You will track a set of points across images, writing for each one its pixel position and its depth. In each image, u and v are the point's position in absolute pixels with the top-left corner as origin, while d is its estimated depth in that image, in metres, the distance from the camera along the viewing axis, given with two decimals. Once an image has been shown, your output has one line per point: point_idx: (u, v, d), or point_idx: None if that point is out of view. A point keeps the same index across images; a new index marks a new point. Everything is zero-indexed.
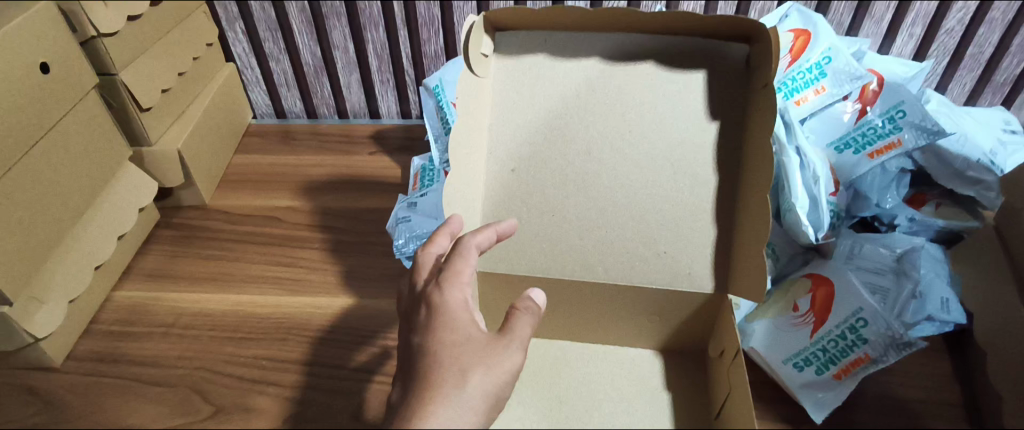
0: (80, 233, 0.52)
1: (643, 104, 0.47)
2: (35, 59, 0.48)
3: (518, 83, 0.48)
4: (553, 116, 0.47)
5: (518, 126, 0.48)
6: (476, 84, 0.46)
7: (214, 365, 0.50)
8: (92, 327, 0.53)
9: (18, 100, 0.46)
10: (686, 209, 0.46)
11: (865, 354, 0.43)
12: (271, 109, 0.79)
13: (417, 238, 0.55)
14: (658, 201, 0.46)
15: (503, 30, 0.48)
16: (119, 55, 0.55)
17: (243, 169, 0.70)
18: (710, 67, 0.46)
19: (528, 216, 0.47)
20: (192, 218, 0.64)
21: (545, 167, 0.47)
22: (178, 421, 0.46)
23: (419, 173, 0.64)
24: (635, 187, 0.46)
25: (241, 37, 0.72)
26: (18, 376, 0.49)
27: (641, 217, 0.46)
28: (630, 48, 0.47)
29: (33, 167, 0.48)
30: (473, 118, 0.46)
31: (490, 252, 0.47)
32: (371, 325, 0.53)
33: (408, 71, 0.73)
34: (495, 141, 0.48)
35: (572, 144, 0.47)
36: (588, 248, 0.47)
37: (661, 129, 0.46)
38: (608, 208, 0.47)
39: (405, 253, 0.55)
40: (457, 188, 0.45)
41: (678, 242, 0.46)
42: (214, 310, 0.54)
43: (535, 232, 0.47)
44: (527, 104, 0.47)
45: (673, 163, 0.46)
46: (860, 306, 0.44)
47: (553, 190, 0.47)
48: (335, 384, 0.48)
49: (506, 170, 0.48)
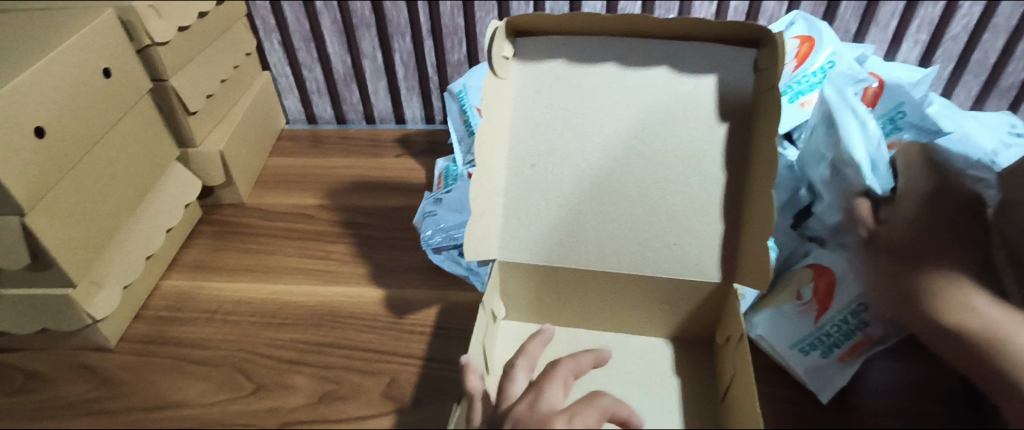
0: (133, 225, 0.57)
1: (656, 104, 0.50)
2: (99, 64, 0.53)
3: (538, 86, 0.51)
4: (570, 116, 0.51)
5: (537, 124, 0.51)
6: (499, 85, 0.50)
7: (255, 347, 0.54)
8: (142, 312, 0.57)
9: (85, 102, 0.51)
10: (694, 203, 0.49)
11: (866, 337, 0.47)
12: (303, 115, 0.83)
13: (443, 230, 0.59)
14: (669, 195, 0.49)
15: (524, 35, 0.52)
16: (171, 63, 0.60)
17: (278, 171, 0.75)
18: (720, 70, 0.49)
19: (547, 209, 0.51)
20: (231, 215, 0.69)
21: (561, 163, 0.51)
22: (223, 396, 0.50)
23: (443, 174, 0.67)
24: (648, 182, 0.50)
25: (277, 47, 0.77)
26: (77, 355, 0.54)
27: (653, 210, 0.49)
28: (644, 52, 0.50)
29: (96, 162, 0.52)
30: (497, 117, 0.50)
31: (512, 242, 0.51)
32: (399, 313, 0.56)
33: (433, 78, 0.77)
34: (515, 139, 0.51)
35: (586, 142, 0.51)
36: (602, 239, 0.50)
37: (673, 127, 0.50)
38: (621, 202, 0.50)
39: (433, 244, 0.59)
40: (482, 181, 0.49)
41: (687, 234, 0.49)
42: (254, 298, 0.58)
43: (554, 224, 0.51)
44: (546, 104, 0.51)
45: (683, 160, 0.49)
46: (860, 292, 0.47)
47: (567, 184, 0.51)
48: (367, 365, 0.52)
49: (525, 165, 0.51)
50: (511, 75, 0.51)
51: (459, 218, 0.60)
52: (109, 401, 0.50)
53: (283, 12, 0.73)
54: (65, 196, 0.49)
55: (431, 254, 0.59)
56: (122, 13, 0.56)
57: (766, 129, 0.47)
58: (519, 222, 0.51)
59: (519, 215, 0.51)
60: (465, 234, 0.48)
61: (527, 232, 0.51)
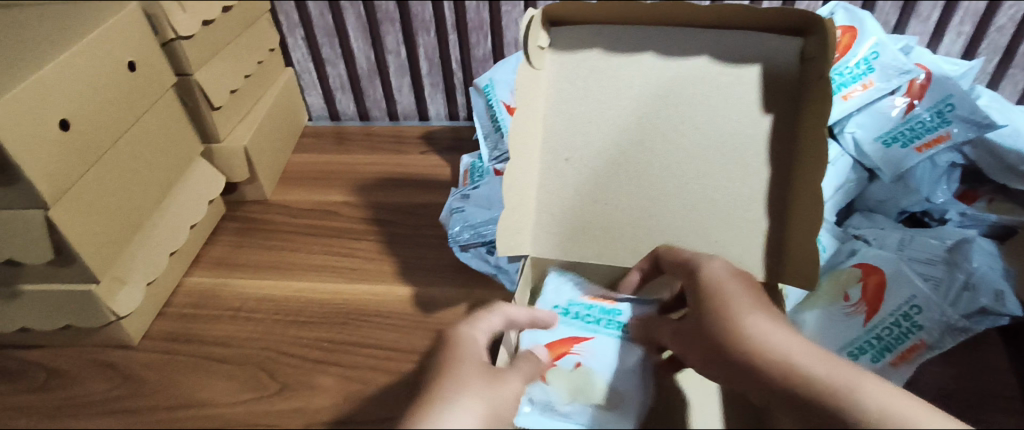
0: (157, 221, 0.56)
1: (698, 98, 0.48)
2: (124, 57, 0.52)
3: (573, 76, 0.50)
4: (606, 109, 0.49)
5: (572, 117, 0.49)
6: (532, 76, 0.48)
7: (279, 346, 0.53)
8: (166, 309, 0.57)
9: (110, 94, 0.50)
10: (736, 199, 0.47)
11: (922, 340, 0.44)
12: (325, 112, 0.82)
13: (470, 227, 0.57)
14: (709, 191, 0.48)
15: (559, 24, 0.50)
16: (194, 57, 0.59)
17: (301, 168, 0.74)
18: (765, 61, 0.47)
19: (580, 204, 0.50)
20: (254, 212, 0.68)
21: (598, 157, 0.49)
22: (247, 396, 0.49)
23: (470, 170, 0.65)
24: (687, 178, 0.48)
25: (300, 43, 0.76)
26: (99, 353, 0.53)
27: (692, 208, 0.48)
28: (685, 42, 0.48)
29: (119, 157, 0.52)
30: (530, 110, 0.48)
31: (552, 239, 0.50)
32: (426, 312, 0.55)
33: (457, 74, 0.75)
34: (549, 132, 0.50)
35: (621, 135, 0.49)
36: (641, 238, 0.49)
37: (714, 121, 0.48)
38: (659, 198, 0.49)
39: (459, 240, 0.56)
40: (515, 176, 0.47)
41: (730, 231, 0.47)
42: (277, 296, 0.57)
43: (588, 220, 0.49)
44: (582, 96, 0.49)
45: (725, 155, 0.48)
46: (912, 294, 0.45)
47: (603, 179, 0.49)
48: (394, 365, 0.50)
49: (559, 159, 0.50)
50: (543, 65, 0.49)
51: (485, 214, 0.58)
52: (131, 400, 0.49)
53: (306, 8, 0.72)
54: (90, 190, 0.48)
55: (457, 250, 0.57)
56: (146, 7, 0.55)
57: (815, 119, 0.44)
58: (553, 218, 0.50)
59: (552, 212, 0.50)
60: (499, 228, 0.46)
61: (564, 227, 0.50)
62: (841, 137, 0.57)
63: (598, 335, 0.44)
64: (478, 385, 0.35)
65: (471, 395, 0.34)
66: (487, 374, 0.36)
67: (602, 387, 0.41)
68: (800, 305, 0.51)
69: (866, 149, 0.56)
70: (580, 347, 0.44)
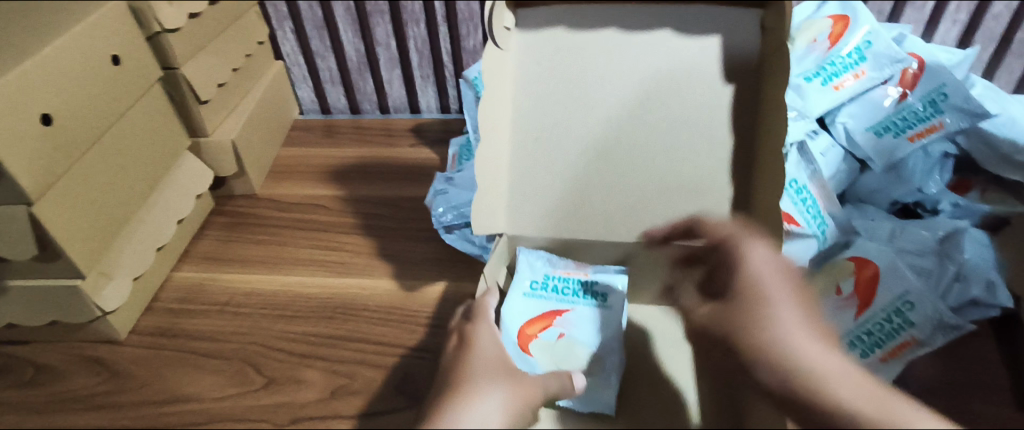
0: (144, 216, 0.56)
1: (659, 71, 0.50)
2: (108, 51, 0.52)
3: (539, 56, 0.52)
4: (573, 86, 0.51)
5: (539, 96, 0.52)
6: (499, 56, 0.50)
7: (266, 340, 0.52)
8: (154, 304, 0.56)
9: (94, 89, 0.50)
10: (703, 169, 0.50)
11: (913, 337, 0.44)
12: (316, 105, 0.82)
13: (454, 208, 0.58)
14: (676, 162, 0.51)
15: (524, 6, 0.52)
16: (181, 50, 0.59)
17: (290, 161, 0.74)
18: (723, 32, 0.50)
19: (551, 179, 0.52)
20: (243, 206, 0.67)
21: (565, 133, 0.52)
22: (233, 391, 0.49)
23: (457, 153, 0.66)
24: (654, 150, 0.51)
25: (290, 36, 0.75)
26: (86, 348, 0.53)
27: (659, 180, 0.51)
28: (647, 17, 0.51)
29: (104, 152, 0.51)
30: (497, 91, 0.50)
31: (521, 217, 0.52)
32: (414, 305, 0.55)
33: (448, 66, 0.75)
34: (517, 111, 0.52)
35: (588, 111, 0.51)
36: (611, 210, 0.51)
37: (678, 95, 0.50)
38: (627, 172, 0.51)
39: (443, 221, 0.58)
40: (486, 156, 0.50)
41: (696, 200, 0.50)
42: (265, 290, 0.57)
43: (559, 195, 0.52)
44: (549, 74, 0.52)
45: (690, 126, 0.50)
46: (905, 290, 0.45)
47: (573, 155, 0.52)
48: (380, 359, 0.50)
49: (529, 138, 0.52)
50: (511, 47, 0.52)
51: (466, 195, 0.59)
52: (117, 395, 0.49)
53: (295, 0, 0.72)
54: (76, 185, 0.48)
55: (443, 231, 0.58)
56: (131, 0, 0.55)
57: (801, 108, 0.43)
58: (525, 196, 0.52)
59: (524, 191, 0.52)
60: (472, 207, 0.49)
61: (538, 201, 0.52)
62: (832, 127, 0.56)
63: (577, 307, 0.50)
64: (502, 374, 0.41)
65: (499, 386, 0.40)
66: (505, 371, 0.42)
67: (586, 355, 0.47)
68: None
69: (856, 139, 0.55)
70: (561, 319, 0.49)
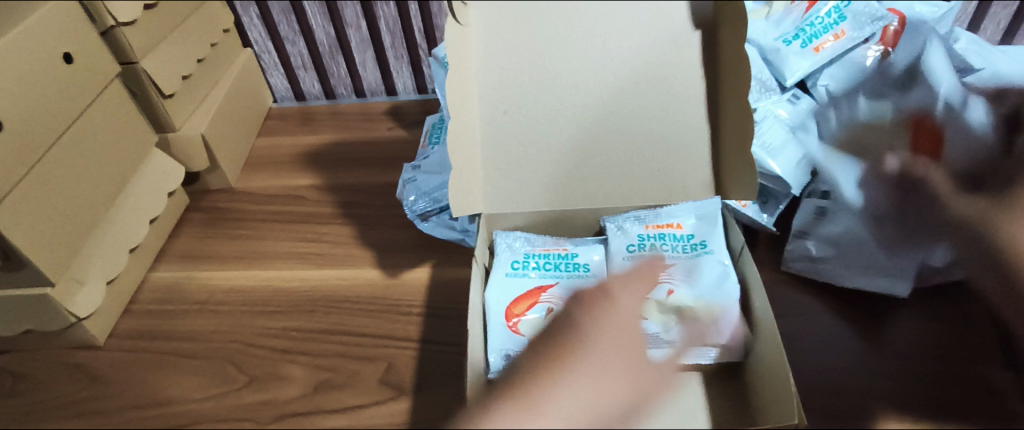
0: (113, 217, 0.55)
1: (622, 32, 0.49)
2: (58, 49, 0.50)
3: (500, 29, 0.49)
4: (536, 56, 0.49)
5: (505, 68, 0.50)
6: (460, 34, 0.48)
7: (246, 338, 0.52)
8: (132, 307, 0.55)
9: (46, 88, 0.48)
10: (671, 127, 0.50)
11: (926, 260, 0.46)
12: (290, 92, 0.79)
13: (425, 194, 0.56)
14: (649, 122, 0.50)
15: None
16: (139, 43, 0.57)
17: (266, 152, 0.72)
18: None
19: (525, 153, 0.51)
20: (219, 201, 0.66)
21: (532, 105, 0.50)
22: (216, 390, 0.48)
23: (429, 130, 0.65)
24: (624, 113, 0.50)
25: (256, 21, 0.73)
26: (64, 355, 0.52)
27: (634, 147, 0.51)
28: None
29: (64, 155, 0.50)
30: (462, 66, 0.48)
31: (495, 195, 0.52)
32: (395, 294, 0.54)
33: (421, 46, 0.73)
34: (483, 86, 0.50)
35: (557, 79, 0.50)
36: (588, 178, 0.52)
37: (640, 53, 0.49)
38: (599, 136, 0.51)
39: (415, 209, 0.55)
40: (458, 139, 0.48)
41: (670, 161, 0.51)
42: (244, 286, 0.56)
43: (534, 170, 0.51)
44: (509, 46, 0.49)
45: (656, 84, 0.49)
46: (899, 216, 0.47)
47: (548, 129, 0.51)
48: (365, 351, 0.49)
49: (498, 112, 0.50)
50: (470, 21, 0.48)
51: (439, 178, 0.57)
52: (99, 401, 0.48)
53: None
54: (35, 190, 0.46)
55: (415, 219, 0.56)
56: None
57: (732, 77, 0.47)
58: (500, 172, 0.51)
59: (499, 167, 0.51)
60: (449, 190, 0.48)
61: (510, 176, 0.51)
62: (814, 90, 0.55)
63: (572, 279, 0.50)
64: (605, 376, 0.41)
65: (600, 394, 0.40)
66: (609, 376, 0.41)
67: None
68: (687, 261, 0.49)
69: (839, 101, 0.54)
70: (665, 274, 0.49)
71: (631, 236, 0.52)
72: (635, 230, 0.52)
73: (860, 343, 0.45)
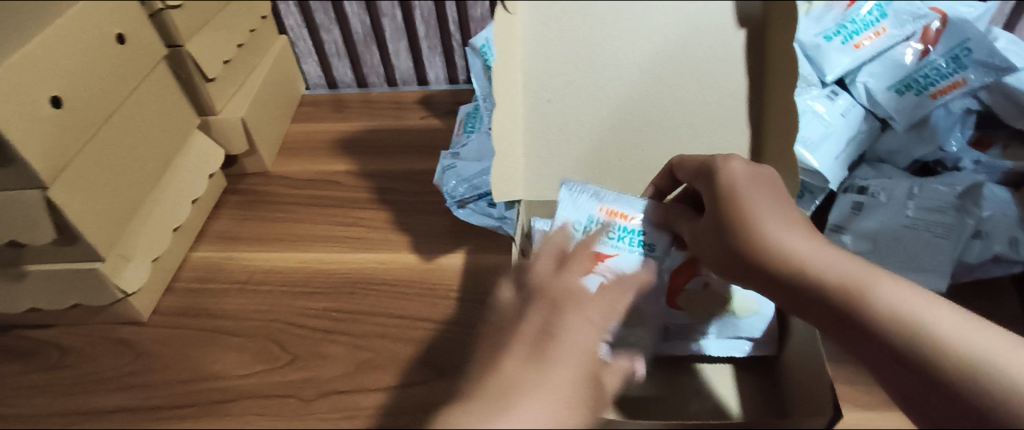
0: (158, 197, 0.56)
1: (668, 25, 0.49)
2: (110, 30, 0.51)
3: (546, 19, 0.50)
4: (581, 47, 0.50)
5: (550, 59, 0.50)
6: (507, 21, 0.48)
7: (288, 318, 0.53)
8: (174, 284, 0.57)
9: (99, 68, 0.49)
10: (715, 118, 0.51)
11: (962, 260, 0.47)
12: (322, 80, 0.80)
13: (465, 180, 0.56)
14: (690, 115, 0.51)
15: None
16: (185, 27, 0.58)
17: (301, 138, 0.73)
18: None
19: (565, 141, 0.52)
20: (256, 184, 0.67)
21: (577, 95, 0.51)
22: (259, 367, 0.49)
23: (464, 118, 0.66)
24: (667, 104, 0.51)
25: (293, 9, 0.74)
26: (108, 330, 0.53)
27: (674, 134, 0.51)
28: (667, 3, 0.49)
29: (114, 134, 0.51)
30: (507, 54, 0.48)
31: (537, 181, 0.51)
32: (433, 278, 0.55)
33: (455, 37, 0.74)
34: (527, 76, 0.51)
35: (600, 70, 0.51)
36: (628, 168, 0.52)
37: (687, 49, 0.50)
38: (640, 128, 0.51)
39: (455, 195, 0.56)
40: (503, 125, 0.48)
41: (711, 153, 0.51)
42: (283, 268, 0.57)
43: (575, 157, 0.52)
44: (555, 37, 0.50)
45: (699, 77, 0.50)
46: (943, 222, 0.47)
47: (585, 116, 0.52)
48: (404, 333, 0.50)
49: (542, 100, 0.51)
50: (517, 10, 0.48)
51: (477, 165, 0.58)
52: (145, 375, 0.49)
53: None
54: (89, 168, 0.47)
55: (453, 205, 0.57)
56: None
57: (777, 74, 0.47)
58: (541, 160, 0.52)
59: (541, 154, 0.52)
60: (492, 177, 0.47)
61: (549, 164, 0.52)
62: (853, 87, 0.55)
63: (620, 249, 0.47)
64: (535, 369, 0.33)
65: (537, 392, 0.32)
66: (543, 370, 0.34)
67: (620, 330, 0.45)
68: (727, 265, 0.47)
69: (878, 98, 0.54)
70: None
71: None
72: None
73: None
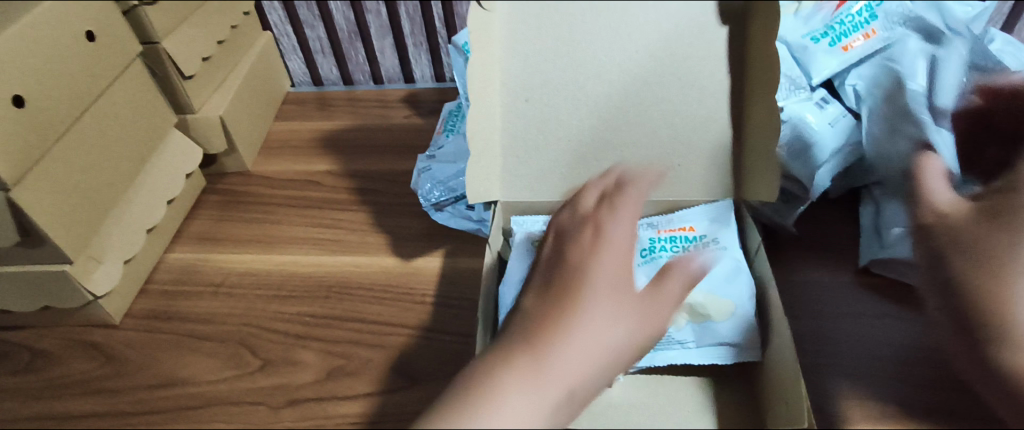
0: (132, 197, 0.55)
1: (648, 23, 0.47)
2: (80, 27, 0.50)
3: (522, 18, 0.48)
4: (561, 46, 0.48)
5: (528, 57, 0.49)
6: (484, 19, 0.46)
7: (261, 322, 0.52)
8: (148, 286, 0.56)
9: (66, 67, 0.48)
10: (696, 119, 0.50)
11: None
12: (307, 77, 0.79)
13: (441, 183, 0.56)
14: (671, 117, 0.50)
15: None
16: (161, 24, 0.57)
17: (283, 136, 0.72)
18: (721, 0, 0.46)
19: (543, 143, 0.51)
20: (235, 184, 0.66)
21: (555, 95, 0.50)
22: (229, 373, 0.48)
23: (446, 117, 0.65)
24: (648, 105, 0.49)
25: (276, 5, 0.73)
26: (80, 333, 0.52)
27: (653, 135, 0.50)
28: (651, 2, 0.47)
29: (84, 134, 0.50)
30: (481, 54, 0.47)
31: (513, 183, 0.52)
32: (410, 282, 0.54)
33: (441, 35, 0.72)
34: (504, 76, 0.49)
35: (580, 70, 0.49)
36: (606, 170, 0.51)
37: (670, 49, 0.48)
38: (620, 128, 0.50)
39: (430, 198, 0.56)
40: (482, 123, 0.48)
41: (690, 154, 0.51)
42: (260, 269, 0.56)
43: (553, 158, 0.51)
44: (535, 34, 0.48)
45: (680, 78, 0.49)
46: None
47: (565, 116, 0.50)
48: (378, 339, 0.49)
49: (518, 99, 0.50)
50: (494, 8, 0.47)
51: (455, 167, 0.57)
52: (114, 379, 0.48)
53: None
54: (57, 169, 0.46)
55: (429, 208, 0.56)
56: None
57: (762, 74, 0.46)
58: (519, 161, 0.51)
59: (519, 155, 0.51)
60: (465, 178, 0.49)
61: (529, 165, 0.51)
62: (841, 89, 0.54)
63: None
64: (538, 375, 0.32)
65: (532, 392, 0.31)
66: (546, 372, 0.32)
67: None
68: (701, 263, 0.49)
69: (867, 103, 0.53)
70: None
71: (643, 240, 0.51)
72: (646, 234, 0.52)
73: (878, 348, 0.45)
